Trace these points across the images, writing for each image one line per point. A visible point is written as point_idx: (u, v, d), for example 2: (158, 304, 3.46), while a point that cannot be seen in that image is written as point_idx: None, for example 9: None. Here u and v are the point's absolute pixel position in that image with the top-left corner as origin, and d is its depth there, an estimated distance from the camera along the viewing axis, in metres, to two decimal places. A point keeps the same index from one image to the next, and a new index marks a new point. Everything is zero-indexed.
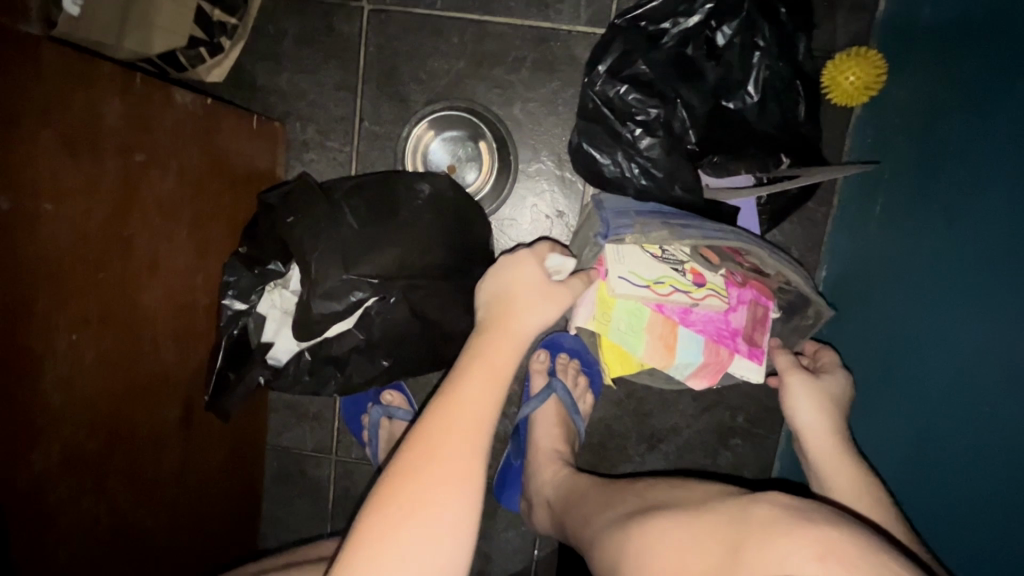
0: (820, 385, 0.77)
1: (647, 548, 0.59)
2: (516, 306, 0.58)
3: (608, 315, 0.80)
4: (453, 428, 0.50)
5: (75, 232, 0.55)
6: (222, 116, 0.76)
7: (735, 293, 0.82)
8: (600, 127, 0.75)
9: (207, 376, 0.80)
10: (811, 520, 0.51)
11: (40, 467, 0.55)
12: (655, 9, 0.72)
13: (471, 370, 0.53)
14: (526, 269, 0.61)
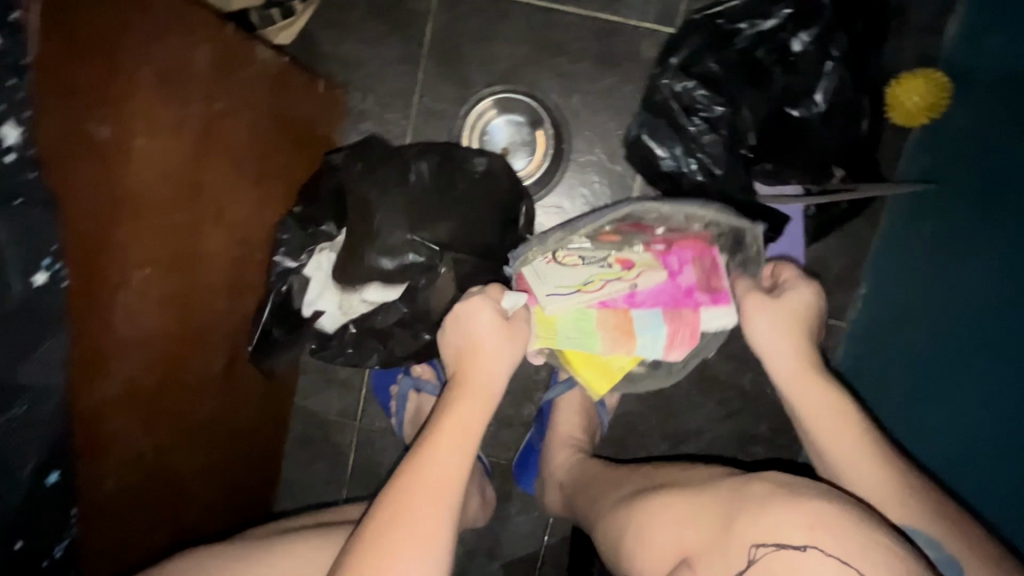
0: (781, 306, 0.72)
1: (648, 527, 0.66)
2: (481, 358, 0.64)
3: (552, 329, 0.71)
4: (420, 490, 0.55)
5: (157, 170, 0.55)
6: (293, 78, 0.78)
7: (670, 259, 0.74)
8: (664, 120, 0.77)
9: (251, 329, 0.82)
10: (801, 498, 0.56)
11: (102, 396, 0.56)
12: (733, 9, 0.74)
13: (443, 434, 0.60)
14: (482, 320, 0.65)
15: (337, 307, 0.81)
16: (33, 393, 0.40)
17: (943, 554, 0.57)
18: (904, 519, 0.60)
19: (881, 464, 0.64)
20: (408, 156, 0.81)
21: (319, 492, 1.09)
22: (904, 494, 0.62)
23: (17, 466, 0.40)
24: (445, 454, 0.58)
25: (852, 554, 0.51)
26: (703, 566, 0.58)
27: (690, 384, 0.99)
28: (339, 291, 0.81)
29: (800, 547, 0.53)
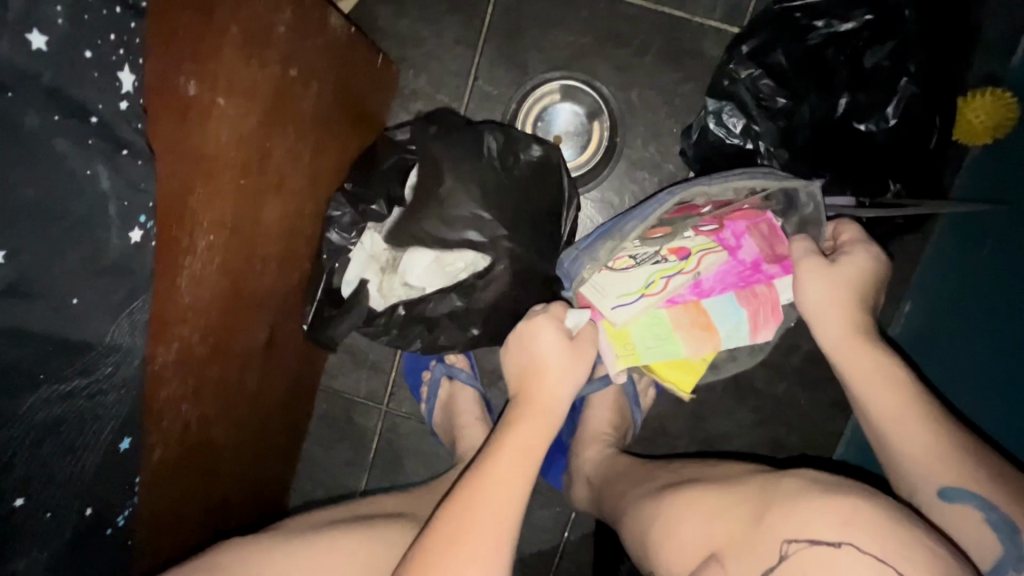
0: (834, 269, 0.66)
1: (676, 522, 0.61)
2: (545, 376, 0.65)
3: (628, 343, 0.76)
4: (481, 504, 0.55)
5: (233, 132, 0.54)
6: (358, 50, 0.76)
7: (726, 235, 0.75)
8: (729, 106, 0.75)
9: (305, 303, 0.82)
10: (839, 492, 0.51)
11: (168, 357, 0.54)
12: (814, 5, 0.72)
13: (505, 450, 0.59)
14: (545, 339, 0.67)
15: (377, 287, 0.81)
16: (120, 354, 0.39)
17: (996, 516, 0.51)
18: (952, 481, 0.54)
19: (933, 425, 0.57)
20: (463, 130, 0.79)
21: (340, 474, 1.07)
22: (959, 459, 0.55)
23: (97, 427, 0.39)
24: (506, 468, 0.58)
25: (892, 555, 0.46)
26: (731, 562, 0.53)
27: (724, 389, 0.99)
28: (379, 271, 0.81)
29: (830, 542, 0.48)
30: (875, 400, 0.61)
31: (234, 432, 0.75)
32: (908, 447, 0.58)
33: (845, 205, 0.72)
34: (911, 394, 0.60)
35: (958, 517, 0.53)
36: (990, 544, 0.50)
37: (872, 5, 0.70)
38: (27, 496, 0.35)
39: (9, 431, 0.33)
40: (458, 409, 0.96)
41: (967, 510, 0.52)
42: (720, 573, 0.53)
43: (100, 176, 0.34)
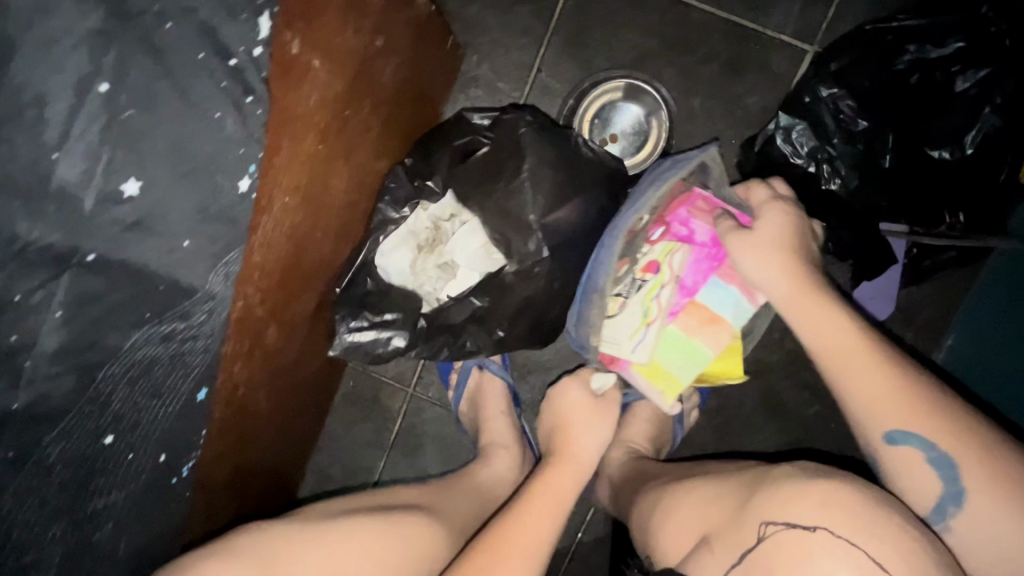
0: (755, 237, 0.67)
1: (682, 506, 0.65)
2: (573, 433, 0.75)
3: (662, 375, 0.79)
4: (514, 541, 0.60)
5: (321, 97, 0.53)
6: (433, 28, 0.76)
7: (676, 231, 0.77)
8: (805, 122, 0.74)
9: (342, 270, 0.77)
10: (818, 483, 0.55)
11: (242, 312, 0.54)
12: (907, 26, 0.71)
13: (538, 495, 0.66)
14: (572, 394, 0.79)
15: (409, 263, 0.80)
16: (213, 302, 0.41)
17: (937, 454, 0.53)
18: (897, 426, 0.55)
19: (884, 366, 0.57)
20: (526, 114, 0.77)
21: (361, 454, 1.07)
22: (904, 401, 0.55)
23: (183, 373, 0.42)
24: (542, 510, 0.64)
25: (861, 538, 0.51)
26: (717, 541, 0.58)
27: (753, 407, 0.98)
28: (415, 248, 0.80)
29: (804, 527, 0.53)
30: (828, 354, 0.60)
31: (273, 407, 0.75)
32: (857, 392, 0.57)
33: (898, 231, 0.77)
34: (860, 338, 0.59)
35: (902, 458, 0.55)
36: (931, 483, 0.54)
37: (965, 32, 0.69)
38: (115, 435, 0.40)
39: (111, 363, 0.37)
40: (485, 400, 0.95)
41: (910, 452, 0.54)
42: (707, 554, 0.58)
43: (226, 120, 0.38)
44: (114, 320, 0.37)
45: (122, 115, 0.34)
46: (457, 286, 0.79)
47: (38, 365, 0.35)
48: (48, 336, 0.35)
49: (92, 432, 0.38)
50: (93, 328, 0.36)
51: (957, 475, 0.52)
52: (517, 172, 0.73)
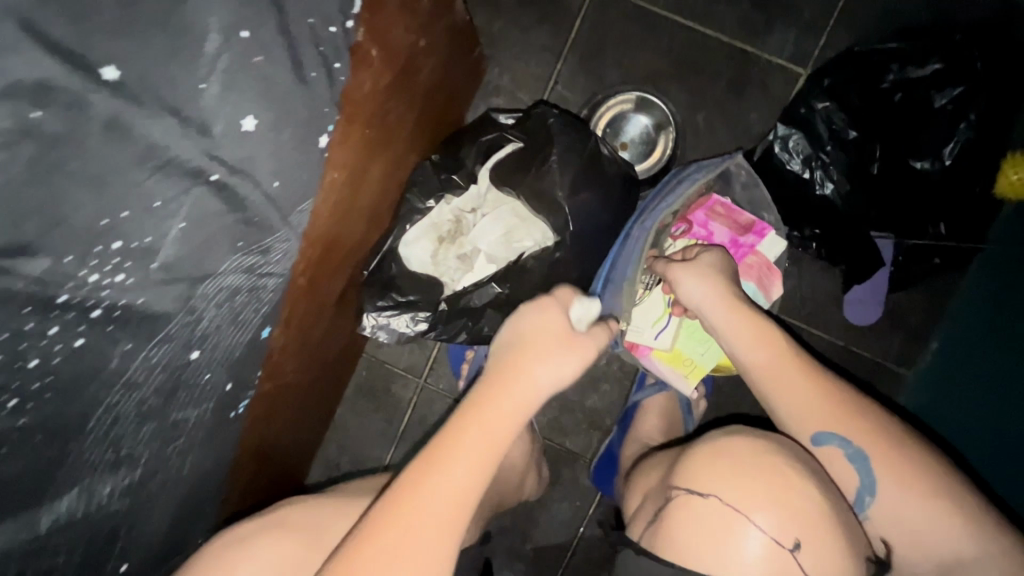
0: (693, 264, 0.74)
1: (643, 477, 0.74)
2: (526, 361, 0.56)
3: (683, 362, 0.87)
4: (433, 497, 0.50)
5: (374, 83, 0.60)
6: (464, 36, 0.83)
7: (697, 230, 0.86)
8: (801, 132, 0.82)
9: (371, 254, 0.82)
10: (719, 450, 0.63)
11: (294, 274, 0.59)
12: (890, 49, 0.79)
13: (463, 445, 0.52)
14: (547, 320, 0.58)
15: (430, 254, 0.85)
16: (284, 239, 0.48)
17: (854, 450, 0.60)
18: (823, 428, 0.61)
19: (806, 375, 0.64)
20: (546, 109, 0.82)
21: (370, 443, 1.10)
22: (823, 405, 0.62)
23: (255, 307, 0.49)
24: (465, 457, 0.51)
25: (744, 502, 0.59)
26: (650, 502, 0.67)
27: (751, 406, 1.02)
28: (437, 240, 0.85)
29: (694, 492, 0.61)
30: (768, 377, 0.65)
31: (299, 383, 0.78)
32: (787, 403, 0.63)
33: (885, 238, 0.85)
34: (792, 354, 0.65)
35: (828, 456, 0.62)
36: (851, 475, 0.60)
37: (943, 55, 0.78)
38: (199, 352, 0.47)
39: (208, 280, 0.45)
40: None
41: (832, 450, 0.61)
42: (644, 513, 0.68)
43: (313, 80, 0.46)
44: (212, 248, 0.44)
45: (254, 60, 0.42)
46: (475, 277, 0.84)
47: (159, 270, 0.42)
48: (173, 245, 0.42)
49: (183, 343, 0.46)
50: (201, 246, 0.43)
51: (869, 467, 0.60)
52: (544, 161, 0.79)
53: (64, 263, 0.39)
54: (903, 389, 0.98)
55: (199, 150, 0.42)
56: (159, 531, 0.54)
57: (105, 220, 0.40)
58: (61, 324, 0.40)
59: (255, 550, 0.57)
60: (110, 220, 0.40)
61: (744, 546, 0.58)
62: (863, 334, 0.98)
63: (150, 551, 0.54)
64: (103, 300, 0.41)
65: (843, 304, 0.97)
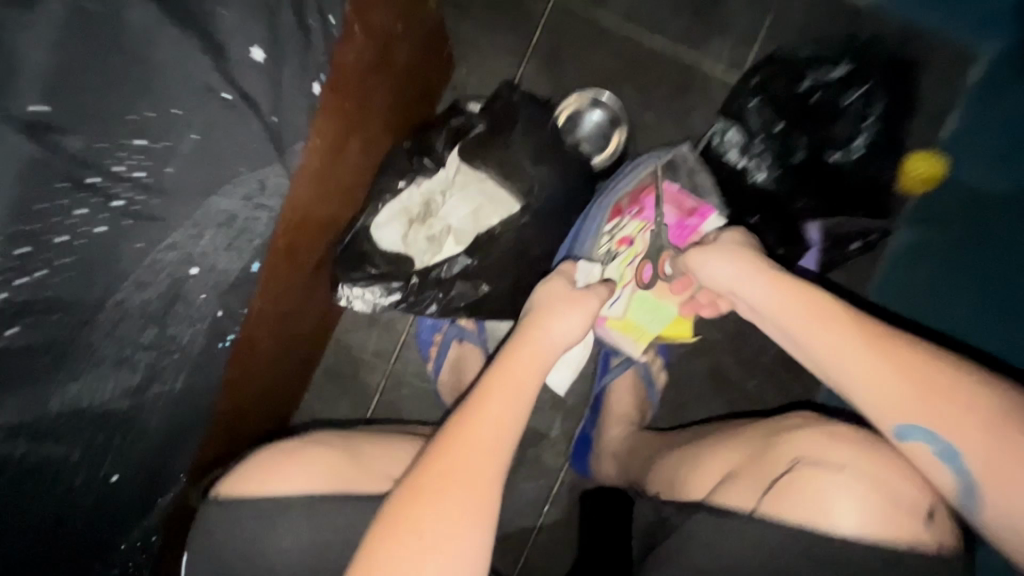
0: (715, 245, 0.72)
1: (700, 465, 0.77)
2: (541, 321, 0.67)
3: (632, 330, 0.94)
4: (468, 447, 0.59)
5: (357, 57, 0.65)
6: (436, 32, 0.90)
7: (647, 211, 0.91)
8: (737, 125, 0.93)
9: (344, 231, 0.87)
10: (791, 433, 0.70)
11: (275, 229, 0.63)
12: (807, 55, 0.92)
13: (489, 408, 0.61)
14: (551, 293, 0.70)
15: (400, 235, 0.88)
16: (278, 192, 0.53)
17: (942, 445, 0.60)
18: (914, 423, 0.61)
19: (888, 358, 0.61)
20: (513, 95, 0.88)
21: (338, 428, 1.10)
22: (913, 396, 0.60)
23: (247, 239, 0.52)
24: (493, 421, 0.60)
25: (833, 460, 0.65)
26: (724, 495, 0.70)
27: (701, 381, 1.10)
28: (407, 221, 0.88)
29: (796, 462, 0.67)
30: (847, 366, 0.63)
31: (273, 351, 0.80)
32: (873, 393, 0.62)
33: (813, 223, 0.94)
34: (886, 347, 0.62)
35: (912, 447, 0.62)
36: (940, 468, 0.61)
37: (850, 60, 0.90)
38: (198, 269, 0.49)
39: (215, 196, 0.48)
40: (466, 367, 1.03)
41: (918, 443, 0.61)
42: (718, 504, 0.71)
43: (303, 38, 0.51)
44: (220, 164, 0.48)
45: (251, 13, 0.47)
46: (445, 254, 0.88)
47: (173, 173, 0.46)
48: (189, 152, 0.46)
49: (183, 258, 0.48)
50: (212, 160, 0.47)
51: (962, 464, 0.59)
52: (508, 142, 0.85)
53: (100, 146, 0.44)
54: None
55: (213, 70, 0.46)
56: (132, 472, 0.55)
57: (130, 115, 0.44)
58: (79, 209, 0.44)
59: (298, 459, 0.68)
60: (134, 116, 0.44)
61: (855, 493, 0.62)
62: None
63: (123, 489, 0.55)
64: (130, 192, 0.45)
65: None
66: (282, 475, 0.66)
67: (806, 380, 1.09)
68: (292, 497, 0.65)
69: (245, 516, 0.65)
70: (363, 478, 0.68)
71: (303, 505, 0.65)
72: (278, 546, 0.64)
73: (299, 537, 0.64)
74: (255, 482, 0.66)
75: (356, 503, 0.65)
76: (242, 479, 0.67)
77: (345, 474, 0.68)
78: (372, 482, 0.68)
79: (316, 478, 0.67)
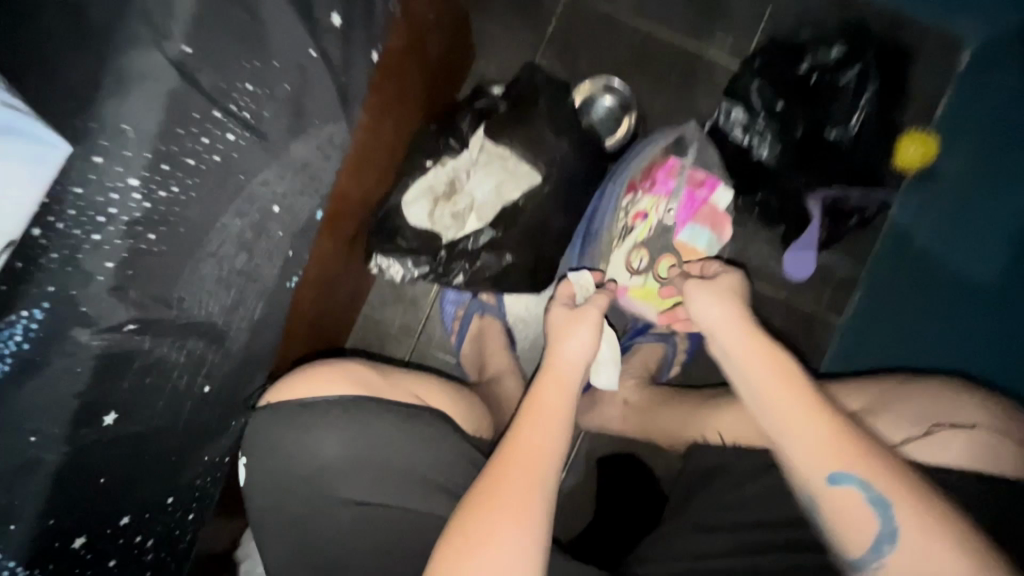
0: (708, 284, 0.68)
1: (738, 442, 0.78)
2: (556, 344, 0.73)
3: (654, 299, 0.96)
4: (513, 462, 0.63)
5: (397, 37, 0.72)
6: (461, 21, 0.97)
7: (658, 184, 0.98)
8: (741, 105, 1.00)
9: (376, 208, 0.93)
10: (903, 394, 0.71)
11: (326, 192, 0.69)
12: (805, 40, 0.99)
13: (528, 424, 0.66)
14: (559, 315, 0.76)
15: (426, 212, 0.93)
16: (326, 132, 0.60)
17: (872, 494, 0.55)
18: (837, 468, 0.56)
19: (818, 420, 0.57)
20: (533, 80, 0.95)
21: None
22: (835, 445, 0.56)
23: (316, 188, 0.62)
24: (530, 433, 0.65)
25: (951, 415, 0.66)
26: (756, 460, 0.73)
27: None
28: (433, 200, 0.93)
29: (925, 431, 0.67)
30: (779, 421, 0.59)
31: (314, 315, 0.87)
32: (798, 451, 0.57)
33: (815, 198, 1.01)
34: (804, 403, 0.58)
35: (842, 498, 0.56)
36: (863, 514, 0.55)
37: (846, 42, 0.97)
38: (278, 206, 0.59)
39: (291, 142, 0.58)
40: (488, 338, 1.09)
41: (848, 493, 0.55)
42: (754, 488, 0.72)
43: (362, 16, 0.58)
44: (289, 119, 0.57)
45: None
46: (472, 229, 0.93)
47: (269, 118, 0.55)
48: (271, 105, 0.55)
49: (265, 201, 0.58)
50: (278, 110, 0.56)
51: (888, 513, 0.54)
52: (527, 120, 0.92)
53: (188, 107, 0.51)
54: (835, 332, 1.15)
55: (306, 31, 0.55)
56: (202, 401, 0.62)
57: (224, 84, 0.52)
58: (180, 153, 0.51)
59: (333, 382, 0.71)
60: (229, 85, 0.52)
61: (969, 441, 0.63)
62: (800, 287, 1.15)
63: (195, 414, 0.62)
64: (235, 126, 0.53)
65: (784, 260, 1.13)
66: (321, 384, 0.71)
67: (809, 351, 1.14)
68: (335, 401, 0.69)
69: (291, 416, 0.69)
70: (392, 390, 0.74)
71: (344, 407, 0.69)
72: (317, 443, 0.68)
73: (338, 436, 0.68)
74: (301, 389, 0.70)
75: (391, 407, 0.71)
76: (284, 388, 0.71)
77: (377, 385, 0.74)
78: (400, 394, 0.74)
79: (354, 386, 0.72)
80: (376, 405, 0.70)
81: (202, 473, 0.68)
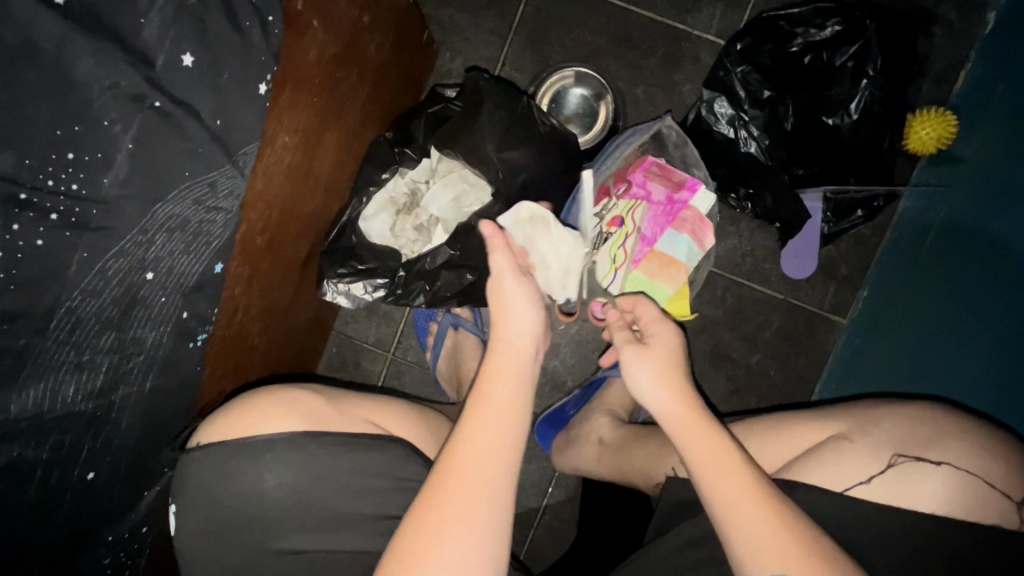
0: (648, 350, 0.64)
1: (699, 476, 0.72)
2: (497, 319, 0.63)
3: None
4: (461, 463, 0.54)
5: (318, 51, 0.65)
6: (410, 17, 0.89)
7: (635, 187, 0.91)
8: (724, 94, 0.90)
9: (330, 226, 0.87)
10: (876, 416, 0.63)
11: (252, 227, 0.64)
12: (795, 15, 0.88)
13: (478, 419, 0.56)
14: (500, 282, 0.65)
15: (388, 226, 0.88)
16: (231, 198, 0.56)
17: None
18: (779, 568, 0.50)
19: (760, 504, 0.52)
20: (489, 79, 0.87)
21: None
22: (782, 540, 0.50)
23: (205, 243, 0.56)
24: (486, 430, 0.56)
25: (923, 449, 0.58)
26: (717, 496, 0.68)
27: (702, 357, 1.07)
28: (394, 212, 0.88)
29: (887, 464, 0.59)
30: (726, 505, 0.53)
31: (269, 342, 0.83)
32: (740, 534, 0.52)
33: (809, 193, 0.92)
34: (752, 482, 0.54)
35: None
36: None
37: (842, 16, 0.86)
38: (153, 274, 0.53)
39: (163, 204, 0.51)
40: (463, 354, 1.03)
41: None
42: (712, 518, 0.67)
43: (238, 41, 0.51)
44: (155, 172, 0.49)
45: (183, 26, 0.48)
46: (433, 245, 0.88)
47: (113, 184, 0.47)
48: (122, 165, 0.47)
49: (137, 263, 0.51)
50: (142, 172, 0.48)
51: None
52: (476, 121, 0.83)
53: (26, 167, 0.42)
54: (841, 334, 1.05)
55: (142, 79, 0.46)
56: (119, 458, 0.59)
57: (58, 131, 0.43)
58: (29, 220, 0.44)
59: (261, 420, 0.64)
60: (63, 132, 0.44)
61: (947, 480, 0.57)
62: (798, 288, 1.05)
63: (112, 471, 0.60)
64: (63, 204, 0.45)
65: (782, 258, 1.05)
66: (262, 418, 0.64)
67: (809, 356, 1.06)
68: (276, 439, 0.63)
69: (226, 456, 0.62)
70: (342, 420, 0.67)
71: (288, 442, 0.63)
72: (252, 490, 0.62)
73: (279, 468, 0.63)
74: (236, 426, 0.63)
75: (341, 443, 0.65)
76: (215, 426, 0.64)
77: (327, 417, 0.66)
78: (352, 424, 0.67)
79: (301, 419, 0.65)
80: (325, 441, 0.64)
81: (131, 528, 0.66)
